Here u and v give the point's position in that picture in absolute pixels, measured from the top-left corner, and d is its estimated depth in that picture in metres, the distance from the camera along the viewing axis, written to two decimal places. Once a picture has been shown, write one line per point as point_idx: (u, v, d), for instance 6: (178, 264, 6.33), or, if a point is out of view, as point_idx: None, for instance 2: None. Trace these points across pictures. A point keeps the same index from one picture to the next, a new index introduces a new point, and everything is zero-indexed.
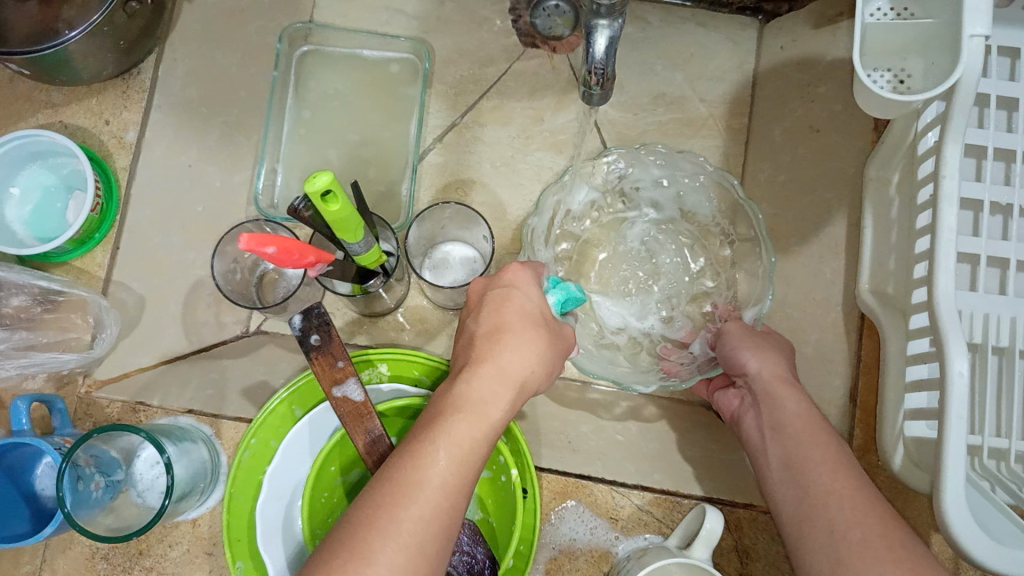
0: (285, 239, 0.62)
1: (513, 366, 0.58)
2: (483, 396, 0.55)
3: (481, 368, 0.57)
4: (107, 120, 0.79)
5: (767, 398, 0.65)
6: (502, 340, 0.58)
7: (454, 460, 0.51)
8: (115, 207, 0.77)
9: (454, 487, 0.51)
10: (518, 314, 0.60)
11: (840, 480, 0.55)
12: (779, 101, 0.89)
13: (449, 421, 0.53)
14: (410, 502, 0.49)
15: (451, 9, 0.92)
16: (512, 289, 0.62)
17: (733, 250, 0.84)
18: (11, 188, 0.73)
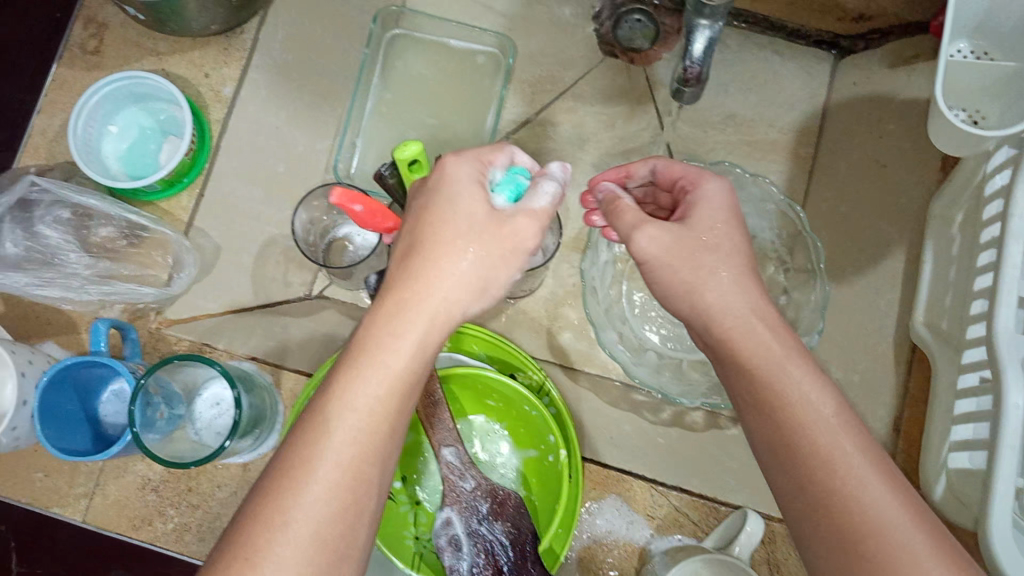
0: (372, 200, 0.65)
1: (436, 302, 0.52)
2: (388, 343, 0.50)
3: (380, 311, 0.51)
4: (207, 74, 0.82)
5: (731, 356, 0.53)
6: (420, 273, 0.53)
7: (350, 431, 0.48)
8: (206, 156, 0.80)
9: (353, 458, 0.48)
10: (443, 230, 0.53)
11: (839, 461, 0.47)
12: (848, 135, 0.91)
13: (343, 382, 0.49)
14: (301, 486, 0.46)
15: (538, 10, 0.95)
16: (438, 194, 0.55)
17: (788, 277, 0.87)
18: (110, 125, 0.77)
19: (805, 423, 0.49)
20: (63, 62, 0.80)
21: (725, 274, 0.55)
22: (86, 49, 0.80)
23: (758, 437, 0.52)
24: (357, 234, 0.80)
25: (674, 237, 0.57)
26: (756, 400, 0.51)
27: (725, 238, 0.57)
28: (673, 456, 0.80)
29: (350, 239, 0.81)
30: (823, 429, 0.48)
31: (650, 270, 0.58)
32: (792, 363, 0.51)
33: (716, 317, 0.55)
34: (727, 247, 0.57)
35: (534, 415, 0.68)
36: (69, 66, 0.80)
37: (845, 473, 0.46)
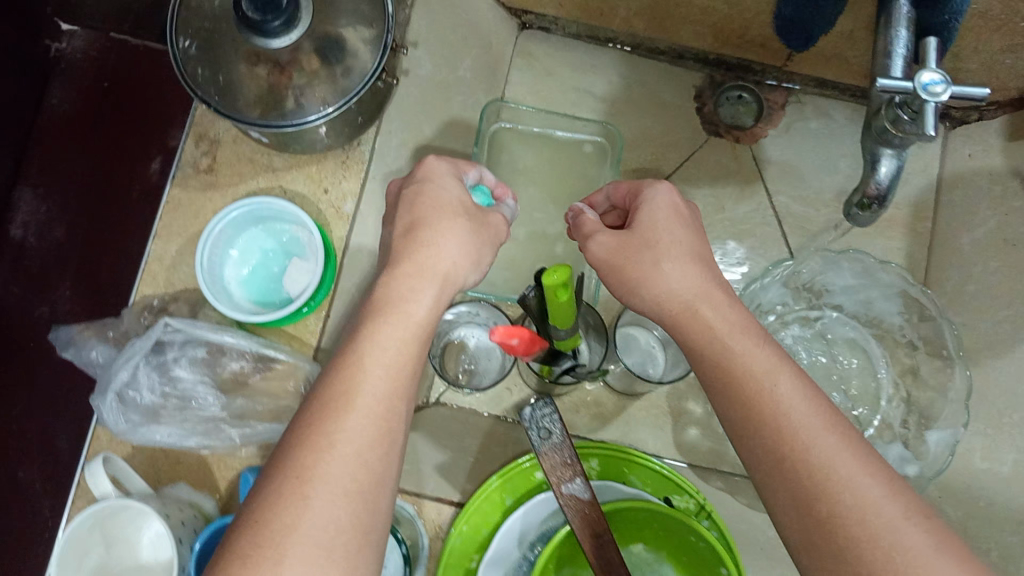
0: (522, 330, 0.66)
1: (437, 265, 0.58)
2: (405, 297, 0.55)
3: (400, 267, 0.57)
4: (326, 189, 0.77)
5: (683, 340, 0.59)
6: (421, 238, 0.58)
7: (380, 363, 0.52)
8: (331, 273, 0.74)
9: (386, 394, 0.51)
10: (432, 204, 0.60)
11: (787, 428, 0.51)
12: (969, 210, 0.89)
13: (376, 326, 0.54)
14: (345, 415, 0.49)
15: (639, 92, 0.93)
16: (427, 185, 0.62)
17: (920, 364, 0.85)
18: (231, 249, 0.74)
19: (754, 395, 0.53)
20: (177, 183, 0.77)
21: (671, 265, 0.59)
22: (200, 167, 0.77)
23: (727, 422, 0.54)
24: (474, 336, 0.84)
25: (618, 240, 0.62)
26: (717, 383, 0.55)
27: (666, 233, 0.61)
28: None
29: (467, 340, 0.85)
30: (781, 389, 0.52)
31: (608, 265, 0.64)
32: (735, 340, 0.55)
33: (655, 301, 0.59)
34: (671, 240, 0.61)
35: (703, 546, 0.64)
36: (183, 187, 0.77)
37: (784, 429, 0.51)
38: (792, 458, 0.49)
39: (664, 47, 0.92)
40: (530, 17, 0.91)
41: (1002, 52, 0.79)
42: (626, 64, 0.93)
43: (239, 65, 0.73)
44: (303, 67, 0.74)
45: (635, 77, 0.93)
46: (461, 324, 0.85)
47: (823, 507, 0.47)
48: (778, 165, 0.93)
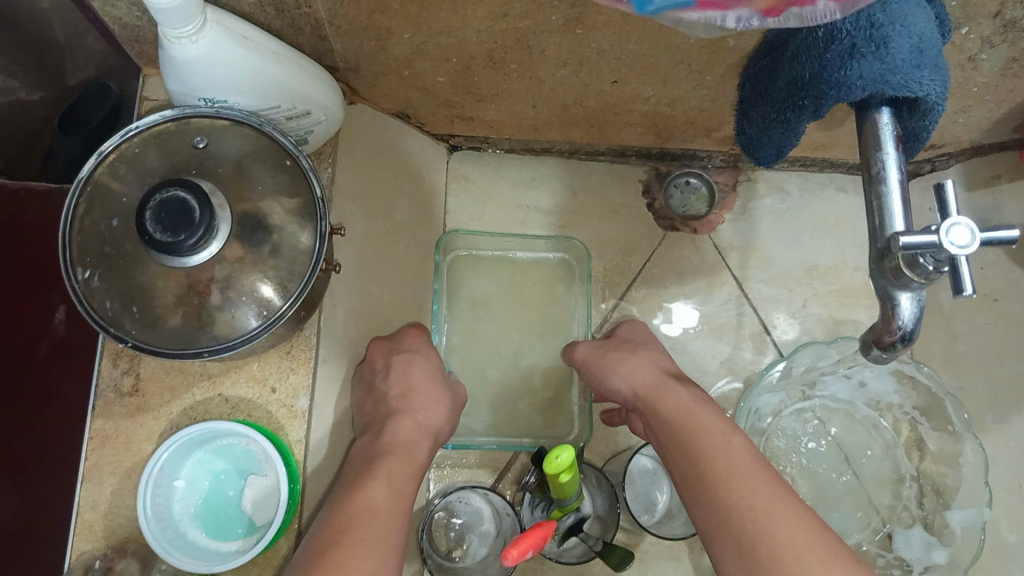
0: (537, 534, 0.57)
1: (427, 421, 0.68)
2: (410, 442, 0.64)
3: (400, 419, 0.66)
4: (274, 387, 0.68)
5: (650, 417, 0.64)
6: (412, 398, 0.69)
7: (389, 492, 0.57)
8: (297, 480, 0.65)
9: (392, 506, 0.56)
10: (422, 372, 0.71)
11: (734, 472, 0.54)
12: None
13: (380, 460, 0.60)
14: (364, 520, 0.53)
15: (584, 198, 0.88)
16: (411, 352, 0.73)
17: (926, 436, 0.81)
18: (176, 479, 0.64)
19: (706, 450, 0.56)
20: (97, 413, 0.66)
21: (635, 363, 0.70)
22: (122, 390, 0.67)
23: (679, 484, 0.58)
24: (464, 502, 0.76)
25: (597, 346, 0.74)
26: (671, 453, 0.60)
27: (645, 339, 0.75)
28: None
29: (456, 508, 0.76)
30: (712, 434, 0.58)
31: (594, 372, 0.72)
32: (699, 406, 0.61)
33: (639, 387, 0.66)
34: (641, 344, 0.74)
35: None
36: (106, 417, 0.66)
37: (733, 481, 0.54)
38: (734, 502, 0.52)
39: (604, 148, 0.87)
40: (458, 140, 0.85)
41: (954, 113, 0.78)
42: (568, 171, 0.89)
43: (149, 272, 0.60)
44: (224, 261, 0.60)
45: (578, 183, 0.89)
46: (448, 494, 0.75)
47: (766, 550, 0.49)
48: (741, 249, 0.89)
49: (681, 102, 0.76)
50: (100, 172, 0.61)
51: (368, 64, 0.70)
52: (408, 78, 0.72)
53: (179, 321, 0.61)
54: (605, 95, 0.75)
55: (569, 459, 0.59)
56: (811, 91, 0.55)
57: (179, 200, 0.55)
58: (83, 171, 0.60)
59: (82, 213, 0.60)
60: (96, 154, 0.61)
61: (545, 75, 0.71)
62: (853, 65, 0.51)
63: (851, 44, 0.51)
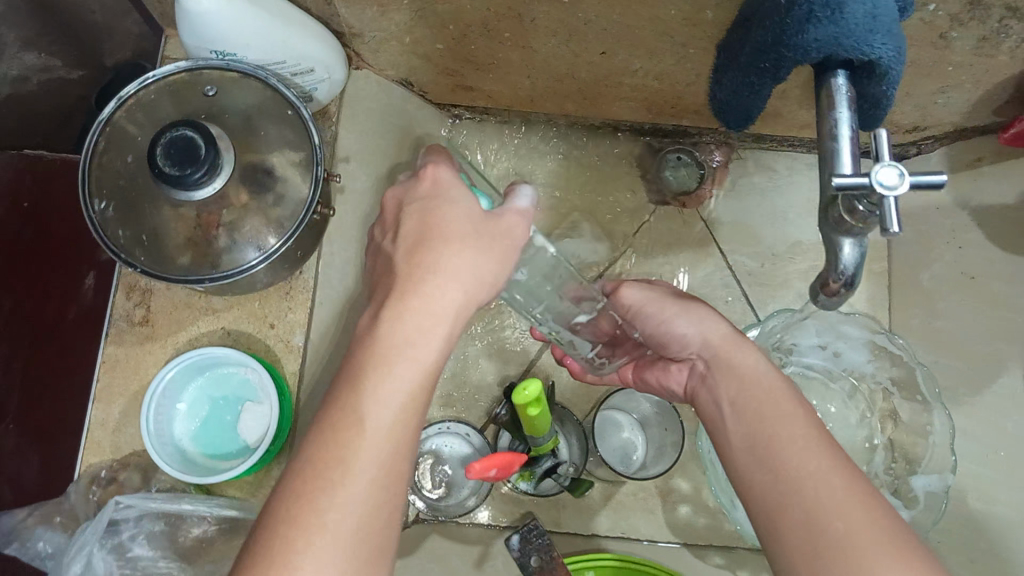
0: (503, 456, 0.61)
1: (444, 298, 0.48)
2: (414, 347, 0.46)
3: (403, 308, 0.47)
4: (272, 323, 0.73)
5: (727, 364, 0.56)
6: (422, 268, 0.48)
7: (382, 439, 0.44)
8: (289, 410, 0.70)
9: (387, 458, 0.44)
10: (441, 224, 0.49)
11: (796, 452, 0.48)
12: (925, 247, 0.88)
13: (370, 384, 0.45)
14: (338, 485, 0.42)
15: (577, 170, 0.93)
16: (434, 202, 0.50)
17: (899, 406, 0.83)
18: (178, 403, 0.70)
19: (781, 415, 0.50)
20: (110, 340, 0.72)
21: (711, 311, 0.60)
22: (134, 320, 0.73)
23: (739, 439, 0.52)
24: (445, 446, 0.81)
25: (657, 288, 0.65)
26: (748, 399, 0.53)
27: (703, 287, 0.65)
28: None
29: (440, 453, 0.81)
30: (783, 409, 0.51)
31: (639, 320, 0.64)
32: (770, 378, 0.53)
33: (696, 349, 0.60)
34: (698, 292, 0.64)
35: None
36: (117, 344, 0.72)
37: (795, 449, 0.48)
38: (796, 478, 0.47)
39: (599, 122, 0.91)
40: (460, 110, 0.91)
41: (934, 93, 0.80)
42: (565, 145, 0.93)
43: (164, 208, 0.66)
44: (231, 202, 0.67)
45: (574, 155, 0.93)
46: (431, 436, 0.81)
47: (835, 529, 0.44)
48: (729, 225, 0.92)
49: (668, 75, 0.79)
50: (119, 115, 0.68)
51: (372, 31, 0.75)
52: (410, 45, 0.78)
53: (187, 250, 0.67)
54: (595, 66, 0.79)
55: (535, 390, 0.62)
56: (772, 55, 0.59)
57: (187, 139, 0.61)
58: (104, 113, 0.67)
59: (101, 152, 0.67)
60: (115, 98, 0.67)
61: (537, 44, 0.75)
62: (810, 29, 0.54)
63: (806, 10, 0.54)
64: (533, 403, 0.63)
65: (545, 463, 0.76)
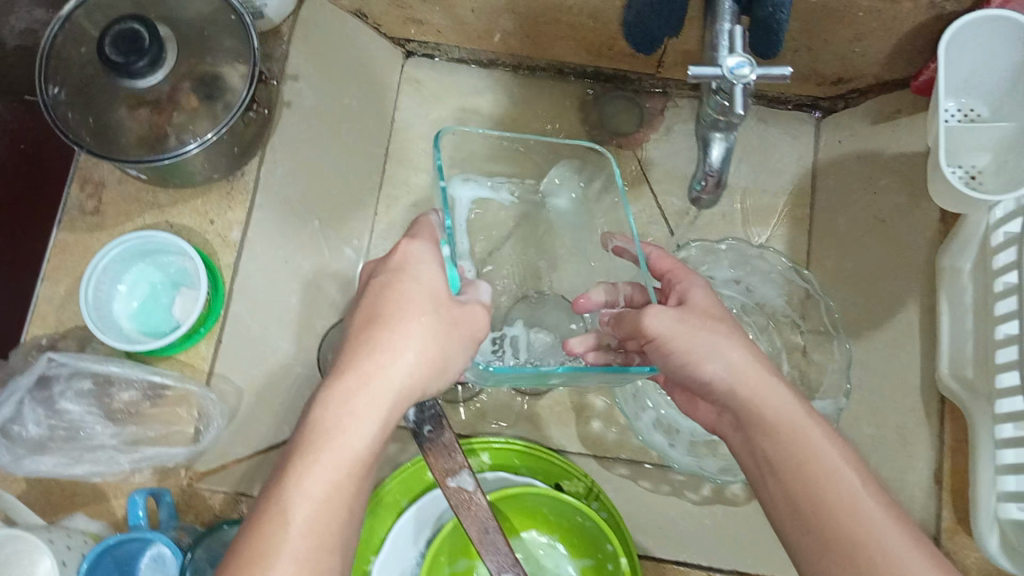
0: None
1: (386, 381, 0.52)
2: (350, 431, 0.51)
3: (344, 387, 0.52)
4: (212, 220, 0.79)
5: (761, 421, 0.58)
6: (367, 346, 0.53)
7: (319, 508, 0.49)
8: (222, 298, 0.77)
9: (322, 525, 0.49)
10: (395, 303, 0.54)
11: (847, 494, 0.53)
12: (845, 193, 0.92)
13: (304, 460, 0.50)
14: (273, 558, 0.47)
15: (523, 109, 0.96)
16: (401, 274, 0.55)
17: (805, 340, 0.88)
18: (119, 284, 0.76)
19: (814, 460, 0.55)
20: (63, 227, 0.78)
21: (734, 352, 0.59)
22: (86, 210, 0.79)
23: (780, 491, 0.56)
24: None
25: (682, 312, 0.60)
26: (785, 456, 0.56)
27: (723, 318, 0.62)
28: (707, 538, 0.81)
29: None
30: (821, 455, 0.55)
31: (659, 350, 0.59)
32: (803, 420, 0.56)
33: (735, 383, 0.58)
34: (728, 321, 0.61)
35: (592, 526, 0.69)
36: (70, 230, 0.78)
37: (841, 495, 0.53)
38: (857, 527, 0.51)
39: (543, 64, 0.96)
40: (413, 45, 0.95)
41: (851, 42, 0.83)
42: (511, 81, 0.97)
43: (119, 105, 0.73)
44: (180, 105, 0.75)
45: (519, 95, 0.97)
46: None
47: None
48: (660, 167, 0.97)
49: (601, 14, 0.84)
50: (79, 14, 0.74)
51: None
52: None
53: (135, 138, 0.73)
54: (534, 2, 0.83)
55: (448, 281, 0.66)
56: None
57: (133, 31, 0.66)
58: (64, 11, 0.73)
59: (59, 44, 0.74)
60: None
61: None
62: None
63: None
64: None
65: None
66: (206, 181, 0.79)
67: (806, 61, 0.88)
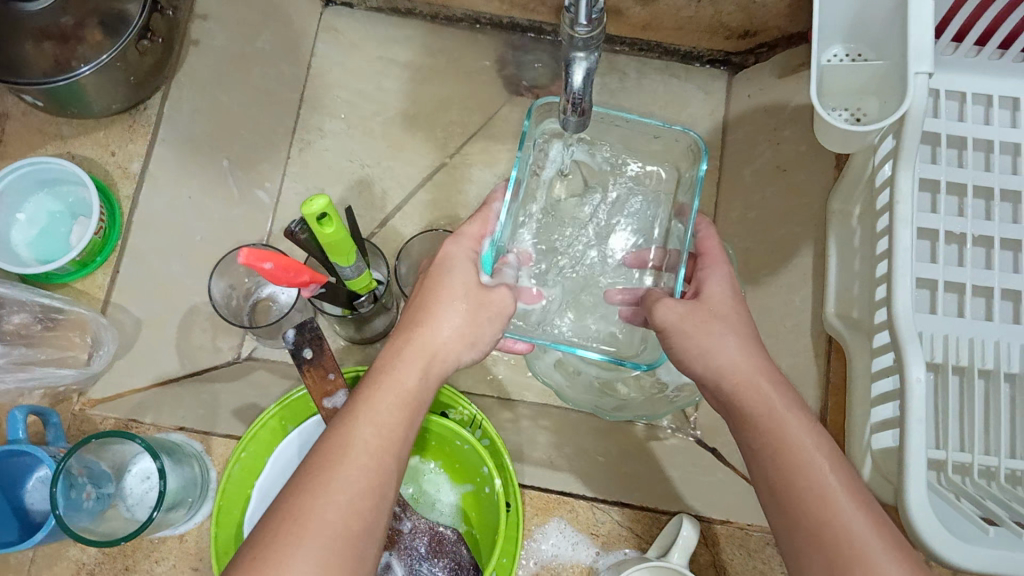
0: (281, 256, 0.62)
1: (432, 342, 0.57)
2: (405, 373, 0.55)
3: (401, 346, 0.56)
4: (114, 152, 0.87)
5: (738, 413, 0.56)
6: (421, 316, 0.58)
7: (377, 433, 0.51)
8: (118, 232, 0.84)
9: (379, 450, 0.51)
10: (442, 285, 0.59)
11: (823, 484, 0.50)
12: (750, 145, 0.93)
13: (365, 397, 0.53)
14: (339, 468, 0.49)
15: (441, 60, 0.96)
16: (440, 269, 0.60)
17: None
18: (18, 213, 0.80)
19: (788, 445, 0.52)
20: None
21: (731, 339, 0.58)
22: None
23: (760, 477, 0.53)
24: (281, 292, 0.84)
25: (687, 306, 0.59)
26: (762, 440, 0.54)
27: (732, 312, 0.60)
28: (597, 473, 0.79)
29: (274, 298, 0.84)
30: (800, 445, 0.52)
31: (665, 340, 0.60)
32: (787, 409, 0.54)
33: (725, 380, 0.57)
34: (734, 316, 0.59)
35: (468, 449, 0.70)
36: None
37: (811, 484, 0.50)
38: (832, 516, 0.49)
39: (461, 13, 0.96)
40: None
41: None
42: (429, 32, 0.97)
43: (24, 41, 0.75)
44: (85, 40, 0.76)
45: (434, 44, 0.96)
46: (267, 283, 0.84)
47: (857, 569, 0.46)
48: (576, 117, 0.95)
49: None
50: None
51: None
52: None
53: (41, 67, 0.76)
54: None
55: (329, 208, 0.60)
56: None
57: None
58: None
59: None
60: None
61: None
62: None
63: None
64: (328, 220, 0.62)
65: (358, 296, 0.76)
66: (109, 115, 0.87)
67: (711, 9, 0.89)
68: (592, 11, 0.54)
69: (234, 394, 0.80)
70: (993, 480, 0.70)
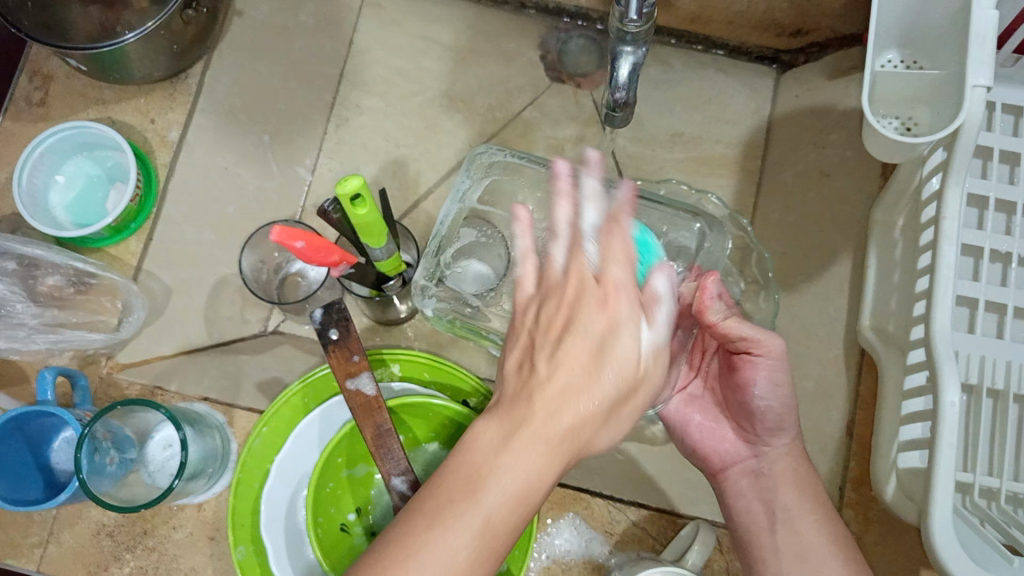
0: (314, 236, 0.61)
1: (615, 372, 0.50)
2: (575, 415, 0.48)
3: (553, 376, 0.49)
4: (153, 119, 0.88)
5: (773, 485, 0.63)
6: (606, 335, 0.50)
7: (513, 485, 0.46)
8: (153, 200, 0.85)
9: (513, 501, 0.46)
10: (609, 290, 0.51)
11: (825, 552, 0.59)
12: (793, 147, 0.90)
13: (522, 431, 0.47)
14: (468, 513, 0.46)
15: (483, 41, 0.94)
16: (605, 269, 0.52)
17: None
18: (57, 175, 0.82)
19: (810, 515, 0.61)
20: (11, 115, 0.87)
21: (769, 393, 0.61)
22: (33, 101, 0.88)
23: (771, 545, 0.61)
24: (310, 269, 0.84)
25: (780, 407, 0.62)
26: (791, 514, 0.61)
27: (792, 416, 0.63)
28: (613, 472, 0.78)
29: (303, 273, 0.84)
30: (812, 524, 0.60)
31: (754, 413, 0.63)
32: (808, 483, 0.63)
33: (767, 464, 0.64)
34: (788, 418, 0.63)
35: None
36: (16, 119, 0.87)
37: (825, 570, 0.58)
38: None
39: None
40: None
41: None
42: (472, 12, 0.95)
43: (73, 6, 0.80)
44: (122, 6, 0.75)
45: (477, 24, 0.95)
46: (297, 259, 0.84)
47: None
48: None
49: None
50: None
51: None
52: None
53: (88, 31, 0.80)
54: None
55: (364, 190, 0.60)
56: None
57: None
58: None
59: None
60: None
61: None
62: None
63: None
64: (361, 200, 0.61)
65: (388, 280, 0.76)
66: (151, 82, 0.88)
67: (762, 4, 0.87)
68: (643, 6, 0.56)
69: (258, 367, 0.81)
70: (1021, 509, 0.68)
